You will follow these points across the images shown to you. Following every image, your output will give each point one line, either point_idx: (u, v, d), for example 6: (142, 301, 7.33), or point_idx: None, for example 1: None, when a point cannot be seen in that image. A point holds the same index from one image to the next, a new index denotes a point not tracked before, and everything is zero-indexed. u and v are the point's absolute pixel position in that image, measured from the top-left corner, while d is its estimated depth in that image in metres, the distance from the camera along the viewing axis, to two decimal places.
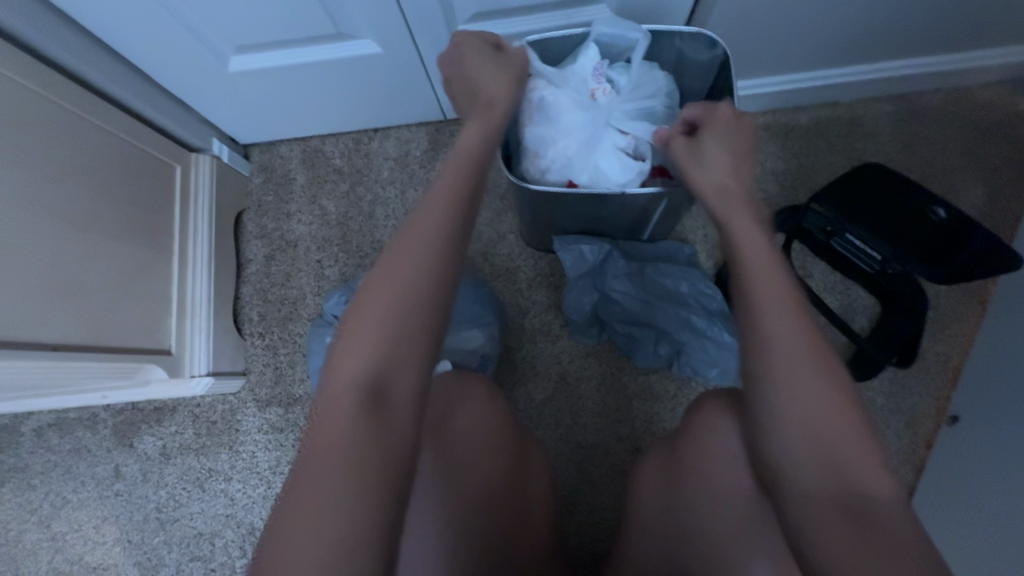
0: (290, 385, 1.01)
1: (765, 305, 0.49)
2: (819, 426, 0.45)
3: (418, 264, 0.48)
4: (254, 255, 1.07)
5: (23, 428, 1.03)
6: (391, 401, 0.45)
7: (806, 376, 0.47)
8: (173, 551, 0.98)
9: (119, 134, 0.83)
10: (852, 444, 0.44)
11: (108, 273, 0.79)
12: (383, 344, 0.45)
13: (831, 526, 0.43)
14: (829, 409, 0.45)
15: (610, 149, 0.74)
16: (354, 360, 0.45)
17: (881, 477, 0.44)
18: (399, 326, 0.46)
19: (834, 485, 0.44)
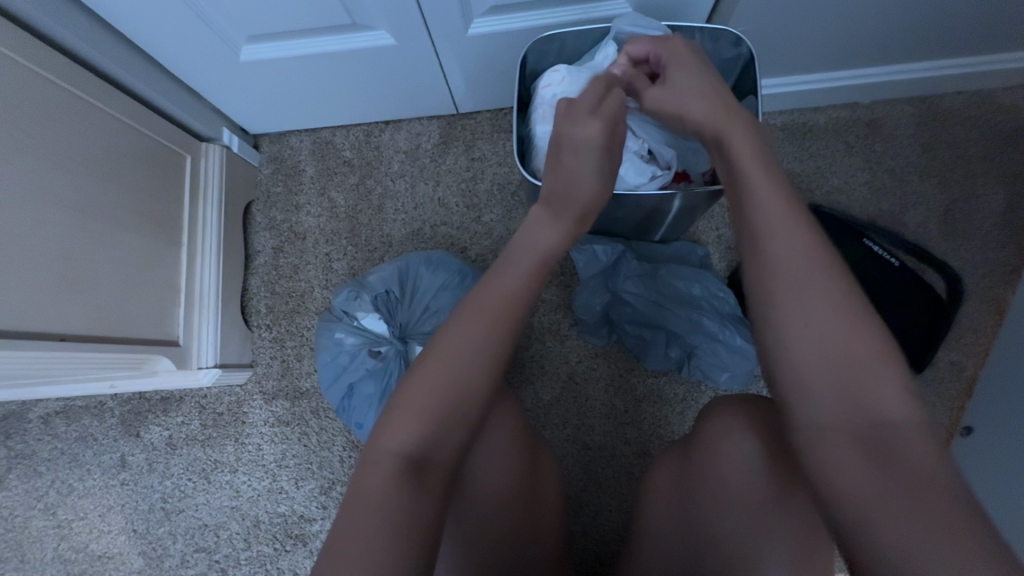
0: (297, 379, 1.01)
1: (777, 241, 0.46)
2: (839, 359, 0.43)
3: (474, 339, 0.47)
4: (262, 247, 1.06)
5: (31, 415, 1.03)
6: (436, 467, 0.45)
7: (818, 304, 0.44)
8: (177, 541, 0.98)
9: (129, 122, 0.82)
10: (870, 365, 0.42)
11: (116, 263, 0.79)
12: (439, 414, 0.45)
13: (852, 458, 0.41)
14: (846, 335, 0.43)
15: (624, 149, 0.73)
16: (404, 425, 0.45)
17: (898, 398, 0.41)
18: (451, 400, 0.46)
19: (852, 419, 0.42)
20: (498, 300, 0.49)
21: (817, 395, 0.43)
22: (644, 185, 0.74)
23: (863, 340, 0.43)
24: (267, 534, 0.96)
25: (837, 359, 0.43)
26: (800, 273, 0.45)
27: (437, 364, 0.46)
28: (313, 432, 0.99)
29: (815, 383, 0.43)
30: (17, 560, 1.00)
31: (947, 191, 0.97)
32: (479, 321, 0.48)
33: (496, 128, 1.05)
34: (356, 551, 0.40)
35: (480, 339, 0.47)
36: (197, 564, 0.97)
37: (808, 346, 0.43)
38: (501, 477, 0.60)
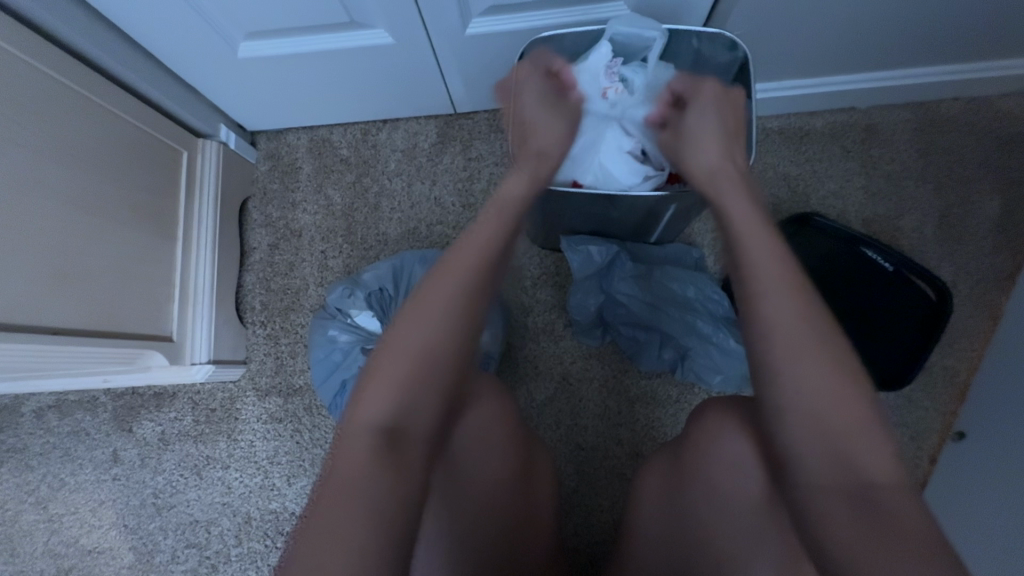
0: (290, 375, 1.01)
1: (768, 297, 0.49)
2: (826, 413, 0.44)
3: (439, 307, 0.50)
4: (258, 243, 1.06)
5: (24, 408, 1.03)
6: (410, 435, 0.46)
7: (806, 357, 0.46)
8: (168, 537, 0.98)
9: (125, 117, 0.82)
10: (858, 430, 0.43)
11: (112, 258, 0.79)
12: (407, 382, 0.47)
13: (840, 516, 0.41)
14: (834, 392, 0.44)
15: (616, 150, 0.74)
16: (375, 394, 0.46)
17: (885, 458, 0.42)
18: (423, 360, 0.48)
19: (845, 477, 0.42)
20: (465, 270, 0.53)
21: (803, 446, 0.44)
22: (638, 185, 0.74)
23: (848, 395, 0.44)
24: (258, 531, 0.96)
25: (826, 415, 0.44)
26: (783, 313, 0.48)
27: (408, 331, 0.49)
28: (306, 429, 0.98)
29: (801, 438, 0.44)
30: (7, 554, 1.00)
31: (943, 197, 0.97)
32: (446, 285, 0.52)
33: (493, 129, 1.05)
34: (334, 524, 0.39)
35: (443, 298, 0.51)
36: (188, 561, 0.96)
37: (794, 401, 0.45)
38: (489, 469, 0.60)
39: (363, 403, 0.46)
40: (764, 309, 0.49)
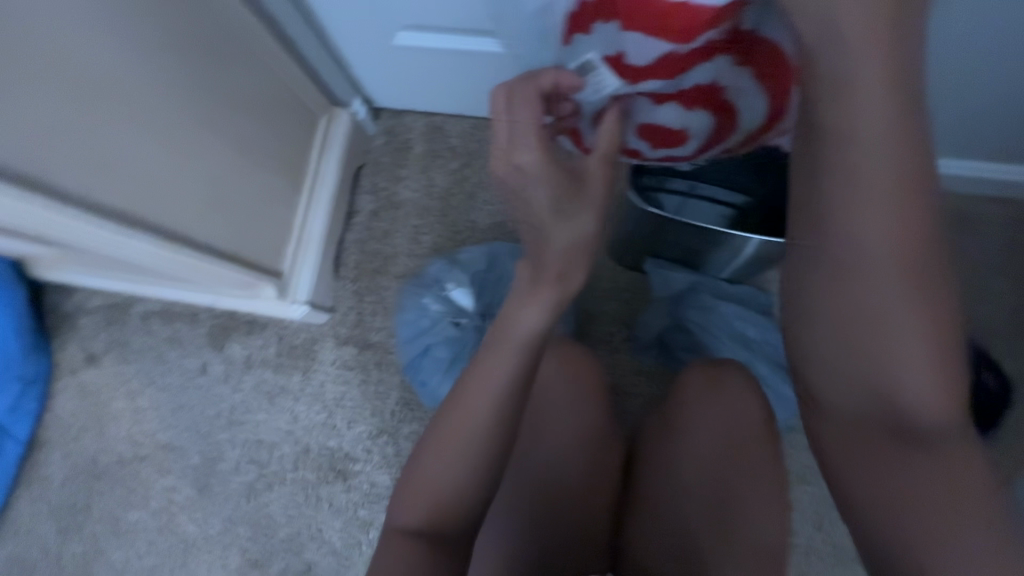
0: (367, 331, 1.10)
1: (855, 206, 0.39)
2: (879, 356, 0.40)
3: (463, 437, 0.53)
4: (362, 208, 1.17)
5: (133, 310, 1.17)
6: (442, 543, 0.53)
7: (885, 300, 0.39)
8: (234, 449, 1.08)
9: (287, 78, 0.94)
10: (919, 366, 0.40)
11: (254, 196, 0.90)
12: (439, 503, 0.53)
13: (873, 450, 0.43)
14: (903, 330, 0.39)
15: None
16: (411, 508, 0.53)
17: (943, 400, 0.40)
18: (452, 493, 0.53)
19: (887, 415, 0.42)
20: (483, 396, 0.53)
21: (850, 391, 0.43)
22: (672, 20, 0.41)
23: (924, 343, 0.39)
24: (313, 462, 1.06)
25: (886, 365, 0.40)
26: (877, 249, 0.39)
27: (435, 459, 0.53)
28: (373, 381, 1.08)
29: (846, 388, 0.43)
30: (96, 431, 1.13)
31: (1019, 297, 0.99)
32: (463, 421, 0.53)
33: None
34: None
35: (458, 436, 0.53)
36: (247, 474, 1.07)
37: (843, 350, 0.42)
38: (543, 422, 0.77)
39: (401, 518, 0.53)
40: (853, 222, 0.39)
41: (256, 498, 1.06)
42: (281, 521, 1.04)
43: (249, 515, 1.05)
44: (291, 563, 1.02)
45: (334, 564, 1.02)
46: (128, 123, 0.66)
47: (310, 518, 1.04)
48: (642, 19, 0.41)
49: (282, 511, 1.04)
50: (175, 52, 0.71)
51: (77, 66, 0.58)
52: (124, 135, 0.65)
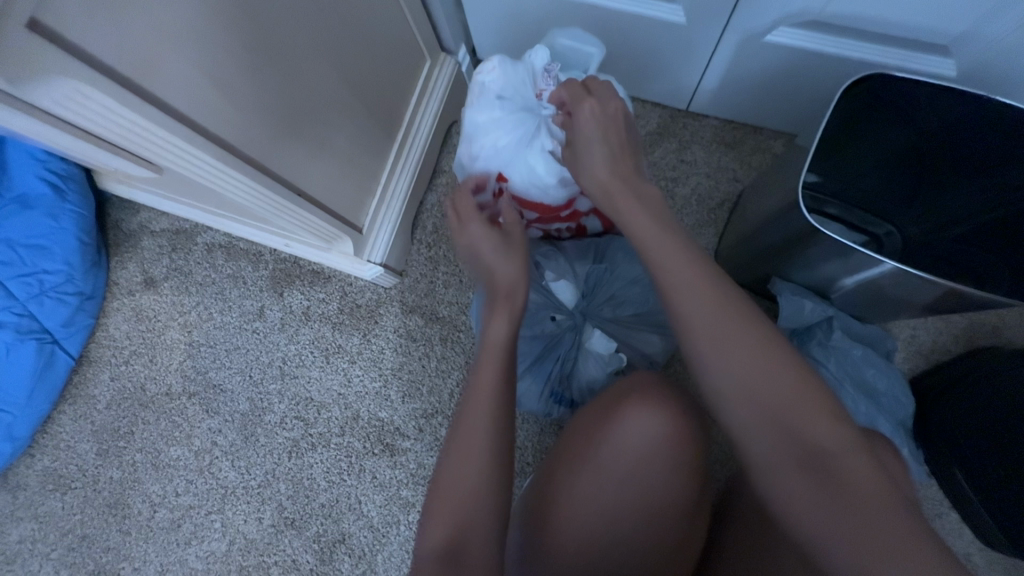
0: (437, 303, 1.03)
1: (687, 287, 0.51)
2: (758, 396, 0.47)
3: (477, 433, 0.55)
4: (449, 168, 1.07)
5: (198, 239, 1.12)
6: (466, 555, 0.52)
7: (744, 348, 0.48)
8: (283, 402, 1.04)
9: (405, 13, 0.84)
10: (792, 401, 0.47)
11: (348, 140, 0.82)
12: (458, 510, 0.53)
13: (798, 490, 0.46)
14: (763, 371, 0.48)
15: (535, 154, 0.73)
16: (434, 527, 0.53)
17: (830, 427, 0.46)
18: (471, 498, 0.53)
19: (794, 450, 0.46)
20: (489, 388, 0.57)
21: (758, 436, 0.47)
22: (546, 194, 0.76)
23: (791, 379, 0.47)
24: (362, 431, 1.00)
25: (784, 418, 0.47)
26: (714, 314, 0.50)
27: (451, 469, 0.55)
28: (434, 357, 1.01)
29: (756, 439, 0.47)
30: (147, 358, 1.10)
31: None
32: (469, 450, 0.55)
33: (717, 139, 1.00)
34: None
35: (466, 462, 0.55)
36: (293, 430, 1.02)
37: (748, 410, 0.47)
38: (606, 459, 0.68)
39: (426, 538, 0.53)
40: (686, 301, 0.51)
41: (299, 457, 1.01)
42: (322, 485, 0.99)
43: (290, 473, 1.01)
44: (326, 531, 0.98)
45: (370, 540, 0.97)
46: (247, 42, 0.58)
47: (351, 488, 0.99)
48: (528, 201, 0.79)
49: (324, 476, 1.00)
50: None
51: None
52: (242, 53, 0.58)
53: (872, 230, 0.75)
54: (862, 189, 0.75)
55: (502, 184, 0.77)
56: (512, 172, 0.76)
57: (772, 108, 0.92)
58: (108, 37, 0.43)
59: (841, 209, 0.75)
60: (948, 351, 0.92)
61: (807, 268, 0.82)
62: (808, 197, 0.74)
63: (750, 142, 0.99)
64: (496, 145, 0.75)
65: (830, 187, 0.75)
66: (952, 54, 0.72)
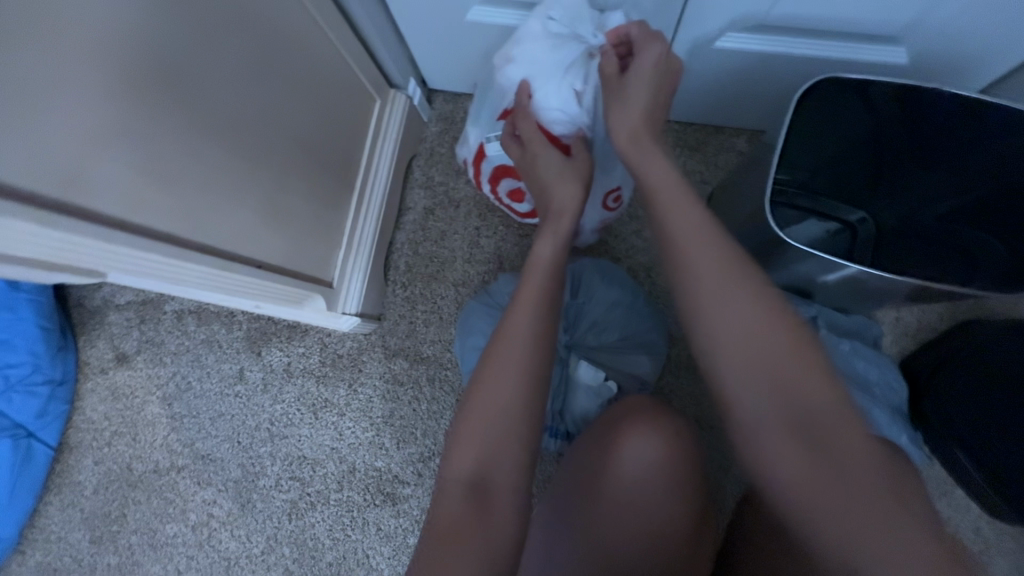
0: (420, 343, 1.00)
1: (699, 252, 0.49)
2: (754, 352, 0.45)
3: (516, 355, 0.55)
4: (415, 204, 1.05)
5: (166, 307, 1.09)
6: (493, 487, 0.52)
7: (743, 307, 0.46)
8: (275, 464, 1.01)
9: (345, 58, 0.81)
10: (785, 358, 0.45)
11: (302, 200, 0.79)
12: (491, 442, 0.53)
13: (785, 456, 0.43)
14: (758, 325, 0.46)
15: (563, 88, 0.67)
16: (462, 453, 0.53)
17: (823, 386, 0.44)
18: (506, 420, 0.54)
19: (787, 408, 0.43)
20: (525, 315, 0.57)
21: (751, 391, 0.45)
22: (563, 137, 0.70)
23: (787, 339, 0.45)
24: (360, 483, 0.98)
25: (783, 377, 0.44)
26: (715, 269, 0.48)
27: (485, 391, 0.55)
28: (424, 398, 0.99)
29: (751, 392, 0.45)
30: (129, 437, 1.06)
31: None
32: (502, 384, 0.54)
33: (680, 144, 0.99)
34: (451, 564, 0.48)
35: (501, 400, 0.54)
36: (289, 492, 1.00)
37: (743, 365, 0.45)
38: (618, 476, 0.66)
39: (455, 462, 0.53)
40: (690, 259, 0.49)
41: (300, 518, 0.99)
42: (326, 544, 0.97)
43: (292, 536, 0.98)
44: None
45: None
46: (182, 128, 0.56)
47: (357, 543, 0.97)
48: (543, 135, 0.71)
49: (328, 534, 0.98)
50: (236, 41, 0.60)
51: (138, 64, 0.48)
52: (179, 142, 0.56)
53: (844, 219, 0.73)
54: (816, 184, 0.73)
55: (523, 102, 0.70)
56: (533, 91, 0.68)
57: (731, 108, 0.91)
58: (28, 159, 0.41)
59: (810, 200, 0.74)
60: (933, 329, 0.92)
61: (785, 268, 0.82)
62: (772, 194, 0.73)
63: (714, 143, 0.98)
64: (532, 58, 0.67)
65: (798, 180, 0.74)
66: (899, 43, 0.72)
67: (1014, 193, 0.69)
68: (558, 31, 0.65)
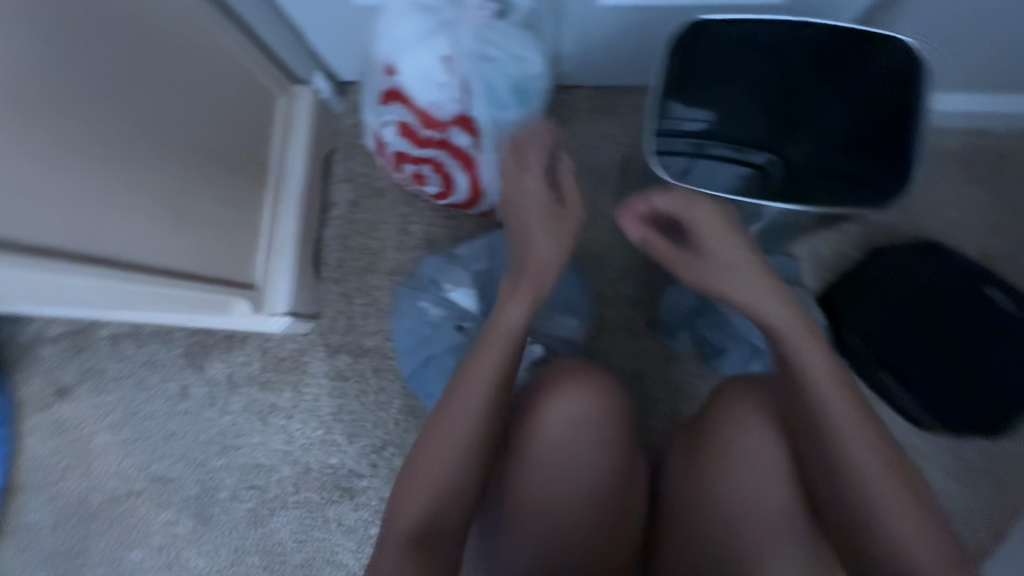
0: (361, 336, 1.01)
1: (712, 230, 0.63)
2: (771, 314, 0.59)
3: (461, 423, 0.58)
4: (339, 198, 1.04)
5: (101, 333, 1.06)
6: (434, 540, 0.55)
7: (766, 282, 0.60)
8: (232, 476, 1.01)
9: (238, 59, 0.80)
10: (794, 320, 0.58)
11: (210, 203, 0.77)
12: (432, 497, 0.56)
13: (822, 386, 0.55)
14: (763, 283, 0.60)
15: (428, 59, 0.65)
16: (409, 507, 0.56)
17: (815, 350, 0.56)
18: (446, 473, 0.57)
19: (802, 358, 0.56)
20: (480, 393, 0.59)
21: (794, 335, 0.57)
22: (440, 117, 0.71)
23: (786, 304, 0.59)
24: (318, 482, 0.98)
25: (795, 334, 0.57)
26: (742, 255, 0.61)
27: (432, 456, 0.57)
28: (371, 390, 0.99)
29: (786, 323, 0.58)
30: (80, 469, 1.04)
31: None
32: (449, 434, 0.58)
33: (592, 108, 0.97)
34: None
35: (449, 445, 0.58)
36: (249, 500, 0.99)
37: (775, 309, 0.59)
38: (546, 442, 0.66)
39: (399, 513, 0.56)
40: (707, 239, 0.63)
41: (263, 525, 0.99)
42: (292, 546, 0.98)
43: (258, 544, 0.98)
44: None
45: None
46: (54, 140, 0.54)
47: (323, 541, 0.97)
48: (420, 115, 0.71)
49: (292, 536, 0.98)
50: (108, 46, 0.58)
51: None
52: (54, 154, 0.54)
53: (752, 162, 0.76)
54: (732, 127, 0.77)
55: (392, 78, 0.69)
56: (400, 67, 0.67)
57: (635, 66, 0.92)
58: None
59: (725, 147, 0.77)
60: (851, 257, 0.95)
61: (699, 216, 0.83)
62: (689, 141, 0.76)
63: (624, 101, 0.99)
64: (395, 32, 0.65)
65: (712, 129, 0.77)
66: None
67: (897, 120, 0.70)
68: (422, 8, 0.64)
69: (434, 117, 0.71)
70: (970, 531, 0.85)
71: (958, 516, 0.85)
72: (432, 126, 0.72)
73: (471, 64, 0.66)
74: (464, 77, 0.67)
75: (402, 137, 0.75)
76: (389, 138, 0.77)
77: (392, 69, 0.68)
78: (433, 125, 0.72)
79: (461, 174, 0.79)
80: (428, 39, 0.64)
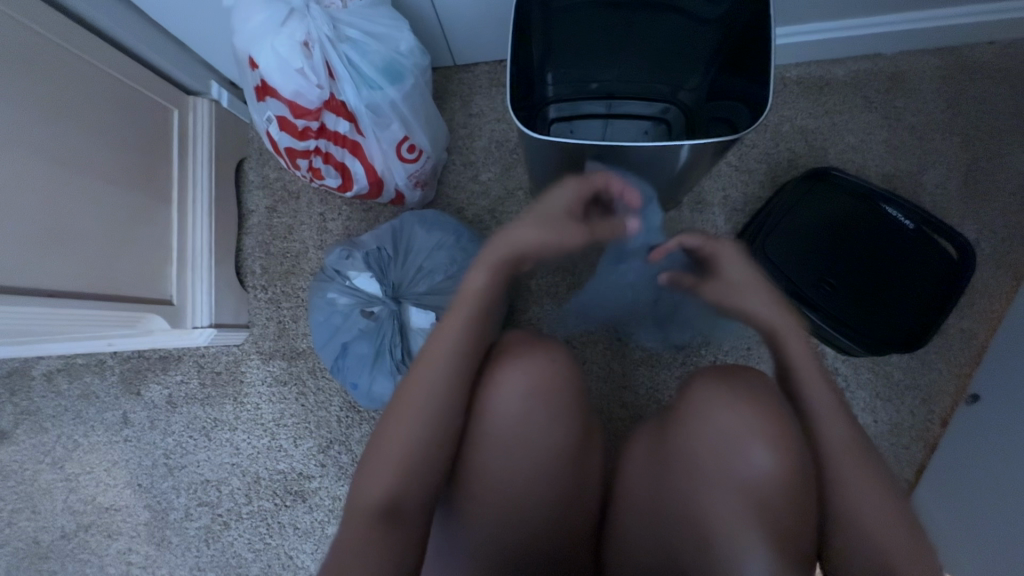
0: (293, 339, 1.00)
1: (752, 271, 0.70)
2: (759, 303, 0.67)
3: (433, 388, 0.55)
4: (256, 206, 1.04)
5: (34, 372, 1.04)
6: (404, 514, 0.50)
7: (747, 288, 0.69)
8: (181, 495, 1.00)
9: (111, 73, 0.78)
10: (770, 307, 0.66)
11: (102, 222, 0.76)
12: (403, 465, 0.51)
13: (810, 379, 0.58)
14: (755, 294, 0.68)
15: (282, 44, 0.69)
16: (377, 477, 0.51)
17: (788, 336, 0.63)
18: (421, 441, 0.52)
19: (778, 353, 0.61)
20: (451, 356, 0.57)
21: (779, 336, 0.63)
22: (308, 103, 0.73)
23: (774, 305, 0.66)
24: (268, 490, 0.98)
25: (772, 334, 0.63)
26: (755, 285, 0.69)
27: (404, 419, 0.53)
28: (310, 391, 0.99)
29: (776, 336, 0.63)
30: (28, 510, 1.03)
31: (971, 150, 0.90)
32: (422, 406, 0.53)
33: (493, 82, 0.97)
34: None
35: (414, 421, 0.53)
36: (201, 518, 0.99)
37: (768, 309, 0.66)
38: (528, 432, 0.56)
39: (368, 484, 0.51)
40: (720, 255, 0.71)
41: (218, 540, 0.98)
42: (249, 558, 0.97)
43: (215, 560, 0.98)
44: None
45: None
46: None
47: (278, 547, 0.96)
48: (291, 104, 0.73)
49: (248, 547, 0.97)
50: None
51: None
52: None
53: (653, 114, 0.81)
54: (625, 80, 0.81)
55: (256, 72, 0.72)
56: (259, 58, 0.70)
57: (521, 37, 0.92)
58: None
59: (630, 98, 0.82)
60: None
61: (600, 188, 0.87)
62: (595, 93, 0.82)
63: None
64: (248, 25, 0.69)
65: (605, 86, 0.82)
66: None
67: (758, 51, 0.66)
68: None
69: (303, 104, 0.73)
70: (903, 447, 0.86)
71: (890, 432, 0.87)
72: (306, 114, 0.74)
73: (326, 45, 0.70)
74: (324, 59, 0.71)
75: (284, 132, 0.76)
76: (274, 135, 0.78)
77: (254, 61, 0.71)
78: (307, 115, 0.75)
79: (354, 161, 0.81)
80: (281, 26, 0.69)
